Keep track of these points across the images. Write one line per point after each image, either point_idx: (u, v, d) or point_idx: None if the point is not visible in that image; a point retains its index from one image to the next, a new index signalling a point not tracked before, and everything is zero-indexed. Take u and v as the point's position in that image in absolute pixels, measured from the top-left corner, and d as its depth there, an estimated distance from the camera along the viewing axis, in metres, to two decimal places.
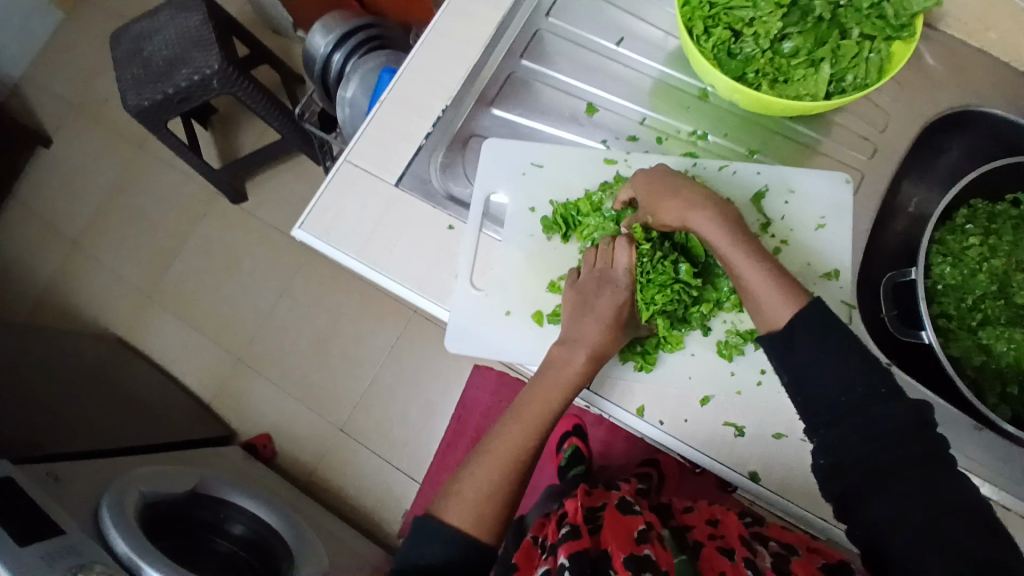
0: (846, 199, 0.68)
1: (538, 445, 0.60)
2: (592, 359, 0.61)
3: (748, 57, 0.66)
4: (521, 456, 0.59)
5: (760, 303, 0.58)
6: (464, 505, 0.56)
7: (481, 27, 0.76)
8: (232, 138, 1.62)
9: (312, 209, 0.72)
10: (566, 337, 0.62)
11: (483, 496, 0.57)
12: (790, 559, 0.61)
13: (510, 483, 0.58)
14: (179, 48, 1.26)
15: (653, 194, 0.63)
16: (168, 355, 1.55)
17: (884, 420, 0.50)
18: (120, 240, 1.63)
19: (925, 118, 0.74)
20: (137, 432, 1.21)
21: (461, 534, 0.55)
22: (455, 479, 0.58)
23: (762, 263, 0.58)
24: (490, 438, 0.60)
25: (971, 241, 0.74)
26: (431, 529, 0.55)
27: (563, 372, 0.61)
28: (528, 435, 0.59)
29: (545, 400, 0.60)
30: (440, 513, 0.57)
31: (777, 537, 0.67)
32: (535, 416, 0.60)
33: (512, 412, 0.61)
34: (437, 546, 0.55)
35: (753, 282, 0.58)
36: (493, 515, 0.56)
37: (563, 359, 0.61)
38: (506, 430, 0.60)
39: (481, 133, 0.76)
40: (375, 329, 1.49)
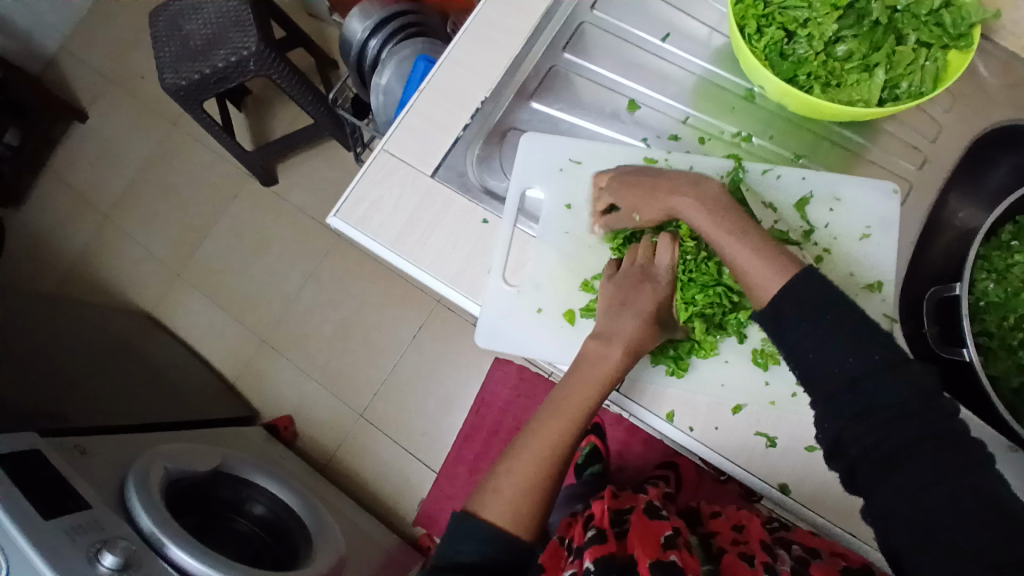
0: (892, 211, 0.66)
1: (573, 441, 0.59)
2: (628, 354, 0.59)
3: (800, 58, 0.64)
4: (558, 453, 0.58)
5: (750, 282, 0.56)
6: (502, 503, 0.56)
7: (526, 18, 0.76)
8: (265, 121, 1.64)
9: (348, 198, 0.72)
10: (603, 331, 0.61)
11: (518, 493, 0.56)
12: (811, 563, 0.61)
13: (546, 480, 0.57)
14: (218, 28, 1.27)
15: (631, 195, 0.64)
16: (195, 332, 1.58)
17: (891, 395, 0.49)
18: (153, 217, 1.66)
19: (978, 129, 0.71)
20: (162, 408, 1.23)
21: (500, 533, 0.55)
22: (491, 475, 0.58)
23: (745, 240, 0.57)
24: (525, 433, 0.59)
25: (1016, 258, 0.71)
26: (468, 527, 0.55)
27: (600, 367, 0.59)
28: (564, 431, 0.58)
29: (582, 395, 0.59)
30: (476, 510, 0.56)
31: (802, 541, 0.66)
32: (572, 412, 0.59)
33: (548, 406, 0.60)
34: (474, 545, 0.55)
35: (739, 261, 0.56)
36: (531, 512, 0.56)
37: (599, 353, 0.60)
38: (543, 425, 0.59)
39: (519, 126, 0.75)
40: (398, 317, 1.50)
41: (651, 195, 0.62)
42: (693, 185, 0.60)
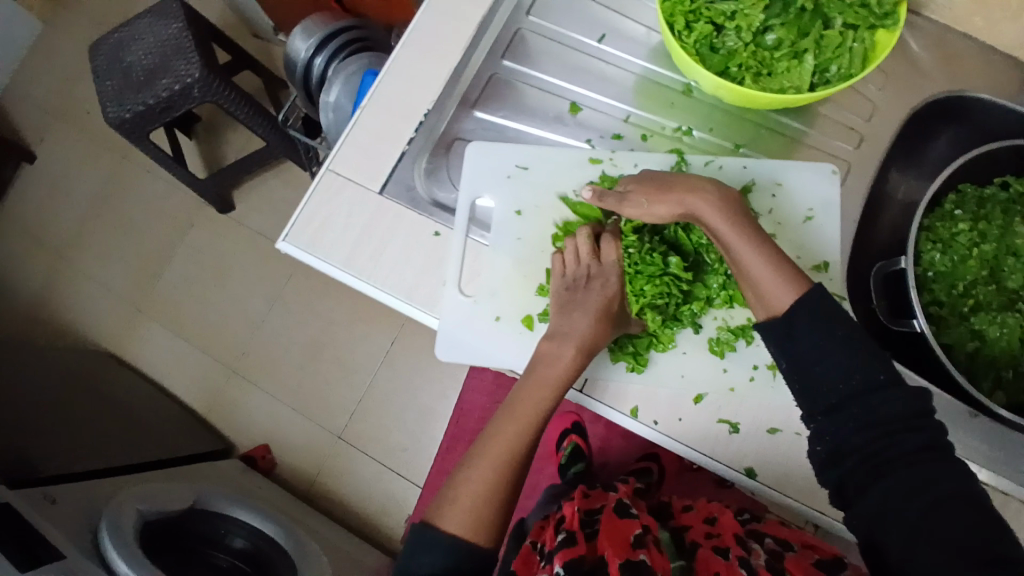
0: (832, 192, 0.68)
1: (532, 443, 0.59)
2: (581, 351, 0.60)
3: (730, 50, 0.65)
4: (514, 456, 0.57)
5: (762, 289, 0.57)
6: (461, 510, 0.55)
7: (463, 27, 0.75)
8: (218, 146, 1.61)
9: (296, 221, 0.71)
10: (556, 331, 0.62)
11: (475, 499, 0.55)
12: (785, 556, 0.64)
13: (503, 484, 0.56)
14: (160, 57, 1.25)
15: (651, 187, 0.62)
16: (161, 367, 1.54)
17: (844, 383, 0.53)
18: (108, 253, 1.62)
19: (912, 105, 0.73)
20: (132, 448, 1.20)
21: (460, 540, 0.54)
22: (451, 483, 0.57)
23: (760, 247, 0.57)
24: (483, 440, 0.59)
25: (960, 227, 0.72)
26: (428, 537, 0.54)
27: (554, 367, 0.60)
28: (522, 433, 0.58)
29: (537, 396, 0.59)
30: (436, 520, 0.55)
31: (772, 533, 0.69)
32: (528, 413, 0.59)
33: (504, 410, 0.60)
34: (435, 555, 0.54)
35: (754, 268, 0.57)
36: (492, 517, 0.55)
37: (552, 354, 0.60)
38: (500, 429, 0.59)
39: (464, 136, 0.75)
40: (369, 334, 1.48)
41: (672, 189, 0.61)
42: (718, 186, 0.60)
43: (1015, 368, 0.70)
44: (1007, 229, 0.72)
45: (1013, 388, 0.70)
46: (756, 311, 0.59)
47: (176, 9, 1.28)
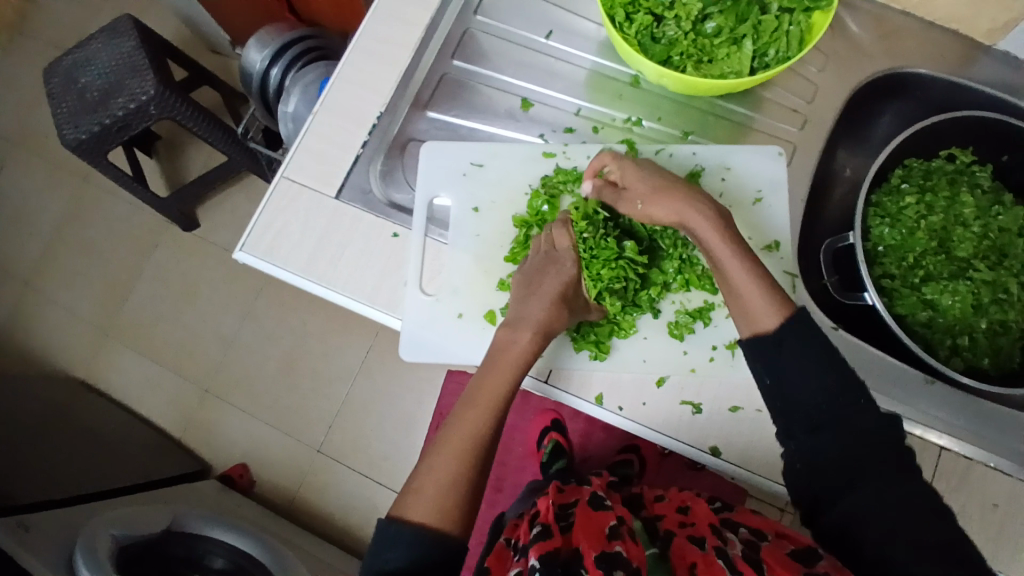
0: (780, 173, 0.71)
1: (495, 427, 0.59)
2: (537, 336, 0.61)
3: (671, 40, 0.67)
4: (478, 441, 0.57)
5: (750, 309, 0.58)
6: (426, 502, 0.55)
7: (411, 29, 0.76)
8: (180, 164, 1.59)
9: (252, 230, 0.70)
10: (513, 318, 0.63)
11: (440, 488, 0.55)
12: (759, 546, 0.60)
13: (468, 470, 0.56)
14: (113, 76, 1.23)
15: (654, 187, 0.62)
16: (132, 391, 1.51)
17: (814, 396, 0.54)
18: (73, 278, 1.58)
19: (853, 85, 0.75)
20: (105, 473, 1.18)
21: (425, 531, 0.53)
22: (414, 476, 0.57)
23: (754, 274, 0.58)
24: (445, 428, 0.59)
25: (907, 201, 0.75)
26: (393, 532, 0.53)
27: (511, 352, 0.61)
28: (483, 417, 0.58)
29: (496, 382, 0.60)
30: (402, 513, 0.55)
31: (748, 523, 0.66)
32: (489, 400, 0.59)
33: (465, 399, 0.60)
34: (400, 550, 0.53)
35: (743, 288, 0.58)
36: (457, 507, 0.55)
37: (510, 339, 0.62)
38: (461, 416, 0.59)
39: (419, 137, 0.75)
40: (343, 345, 1.47)
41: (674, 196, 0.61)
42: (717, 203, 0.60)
43: (969, 335, 0.72)
44: (953, 201, 0.74)
45: (970, 354, 0.72)
46: (739, 327, 0.60)
47: (129, 26, 1.26)
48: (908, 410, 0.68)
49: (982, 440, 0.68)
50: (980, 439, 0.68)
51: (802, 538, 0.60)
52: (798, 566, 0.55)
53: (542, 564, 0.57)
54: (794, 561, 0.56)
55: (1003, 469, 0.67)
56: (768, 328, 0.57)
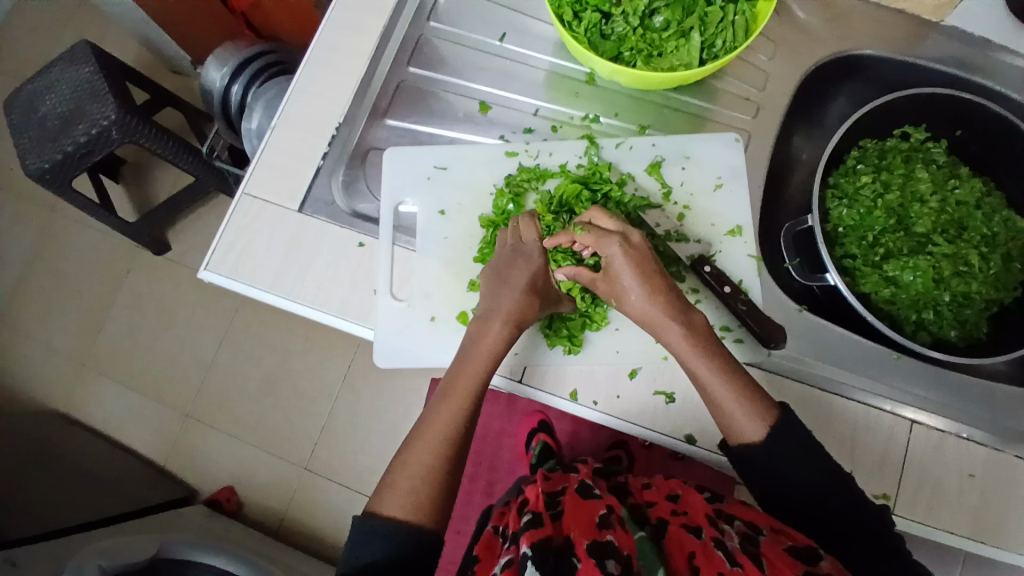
0: (738, 160, 0.72)
1: (468, 421, 0.60)
2: (510, 325, 0.62)
3: (620, 36, 0.68)
4: (452, 435, 0.59)
5: (733, 422, 0.59)
6: (401, 496, 0.55)
7: (364, 38, 0.76)
8: (147, 188, 1.57)
9: (216, 248, 0.70)
10: (486, 310, 0.63)
11: (416, 483, 0.56)
12: (758, 540, 0.59)
13: (443, 464, 0.57)
14: (72, 102, 1.21)
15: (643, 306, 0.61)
16: (113, 421, 1.49)
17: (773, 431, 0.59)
18: (46, 310, 1.56)
19: (804, 71, 0.76)
20: (88, 505, 1.16)
21: (401, 525, 0.54)
22: (390, 471, 0.57)
23: (734, 389, 0.59)
24: (419, 424, 0.60)
25: (863, 180, 0.76)
26: (370, 528, 0.54)
27: (482, 343, 0.62)
28: (456, 412, 0.59)
29: (468, 375, 0.61)
30: (378, 509, 0.55)
31: (742, 515, 0.65)
32: (462, 394, 0.60)
33: (438, 395, 0.61)
34: (376, 545, 0.53)
35: (726, 403, 0.59)
36: (433, 500, 0.56)
37: (482, 331, 0.62)
38: (434, 413, 0.60)
39: (379, 145, 0.76)
40: (324, 361, 1.46)
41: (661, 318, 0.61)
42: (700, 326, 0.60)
43: (934, 308, 0.73)
44: (909, 177, 0.76)
45: (935, 327, 0.73)
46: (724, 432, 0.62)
47: (85, 51, 1.24)
48: (880, 386, 0.69)
49: (952, 413, 0.69)
50: (952, 411, 0.69)
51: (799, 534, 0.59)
52: (800, 564, 0.55)
53: (534, 552, 0.57)
54: (792, 556, 0.56)
55: (977, 438, 0.68)
56: (751, 441, 0.59)
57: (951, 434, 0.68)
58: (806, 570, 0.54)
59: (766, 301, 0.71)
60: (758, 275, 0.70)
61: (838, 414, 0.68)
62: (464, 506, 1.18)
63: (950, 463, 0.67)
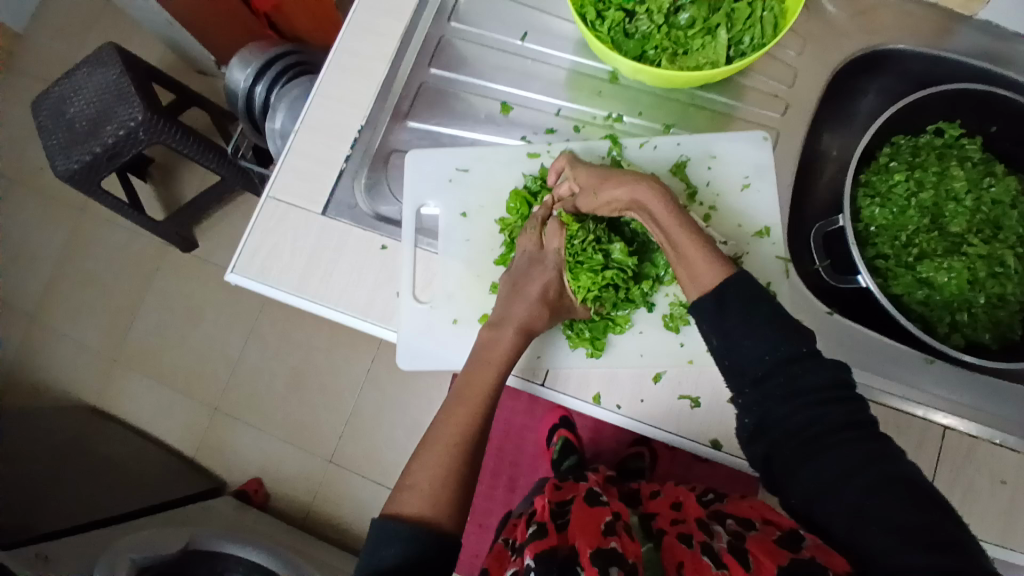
0: (765, 159, 0.71)
1: (484, 424, 0.60)
2: (520, 334, 0.63)
3: (644, 34, 0.67)
4: (468, 436, 0.59)
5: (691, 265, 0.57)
6: (420, 496, 0.55)
7: (387, 41, 0.76)
8: (175, 187, 1.60)
9: (242, 252, 0.71)
10: (497, 318, 0.64)
11: (434, 483, 0.56)
12: (746, 536, 0.58)
13: (460, 464, 0.57)
14: (101, 104, 1.23)
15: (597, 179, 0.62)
16: (145, 415, 1.53)
17: (760, 354, 0.53)
18: (80, 307, 1.60)
19: (833, 66, 0.74)
20: (121, 499, 1.19)
21: (420, 525, 0.54)
22: (407, 473, 0.58)
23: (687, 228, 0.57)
24: (434, 426, 0.60)
25: (896, 178, 0.74)
26: (389, 530, 0.54)
27: (495, 349, 0.62)
28: (472, 414, 0.60)
29: (483, 377, 0.61)
30: (396, 510, 0.55)
31: (736, 513, 0.64)
32: (477, 396, 0.61)
33: (454, 396, 0.61)
34: (396, 546, 0.53)
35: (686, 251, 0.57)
36: (452, 498, 0.56)
37: (493, 339, 0.63)
38: (450, 415, 0.60)
39: (402, 148, 0.76)
40: (348, 357, 1.48)
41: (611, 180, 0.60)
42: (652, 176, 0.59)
43: (968, 310, 0.71)
44: (943, 175, 0.73)
45: (970, 329, 0.71)
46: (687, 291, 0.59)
47: (112, 54, 1.26)
48: (910, 391, 0.68)
49: (984, 418, 0.67)
50: (986, 416, 0.67)
51: (785, 520, 0.59)
52: (784, 553, 0.53)
53: (537, 564, 0.57)
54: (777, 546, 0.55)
55: (1009, 444, 0.66)
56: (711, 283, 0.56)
57: (982, 440, 0.67)
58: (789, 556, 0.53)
59: (793, 304, 0.69)
60: (786, 277, 0.69)
61: None
62: (486, 501, 1.18)
63: (981, 466, 0.66)
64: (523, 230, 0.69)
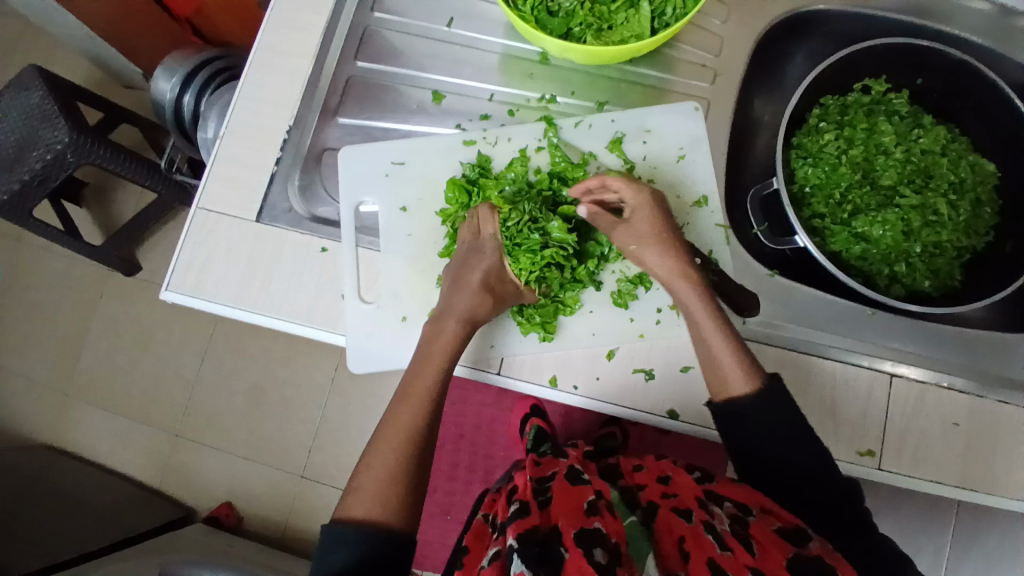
0: (699, 128, 0.71)
1: (431, 419, 0.60)
2: (464, 325, 0.62)
3: (568, 12, 0.66)
4: (414, 433, 0.58)
5: (724, 375, 0.61)
6: (366, 499, 0.55)
7: (308, 36, 0.73)
8: (111, 208, 1.53)
9: (175, 268, 0.68)
10: (441, 310, 0.64)
11: (381, 485, 0.55)
12: (748, 522, 0.58)
13: (408, 462, 0.57)
14: (23, 127, 1.16)
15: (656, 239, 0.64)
16: (101, 448, 1.47)
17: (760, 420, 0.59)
18: (21, 342, 1.52)
19: (758, 32, 0.75)
20: (82, 536, 1.15)
21: (370, 526, 0.53)
22: (354, 475, 0.57)
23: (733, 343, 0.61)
24: (380, 425, 0.59)
25: (827, 138, 0.75)
26: (336, 535, 0.53)
27: (439, 341, 0.62)
28: (418, 412, 0.59)
29: (425, 372, 0.61)
30: (344, 514, 0.55)
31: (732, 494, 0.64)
32: (420, 391, 0.60)
33: (399, 393, 0.61)
34: (344, 550, 0.52)
35: (720, 357, 0.61)
36: (400, 497, 0.55)
37: (436, 331, 0.62)
38: (396, 412, 0.59)
39: (333, 145, 0.74)
40: (309, 367, 1.44)
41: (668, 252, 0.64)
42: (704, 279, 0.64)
43: (906, 261, 0.72)
44: (872, 131, 0.75)
45: (909, 280, 0.73)
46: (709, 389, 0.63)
47: (29, 73, 1.18)
48: (857, 343, 0.69)
49: (928, 364, 0.69)
50: (933, 363, 0.69)
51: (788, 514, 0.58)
52: (790, 547, 0.54)
53: (520, 544, 0.56)
54: (782, 538, 0.55)
55: (957, 387, 0.68)
56: (740, 395, 0.60)
57: (935, 386, 0.68)
58: (794, 552, 0.53)
59: (737, 270, 0.71)
60: (727, 244, 0.70)
61: (817, 372, 0.68)
62: (463, 498, 1.17)
63: (933, 412, 0.67)
64: (465, 218, 0.68)
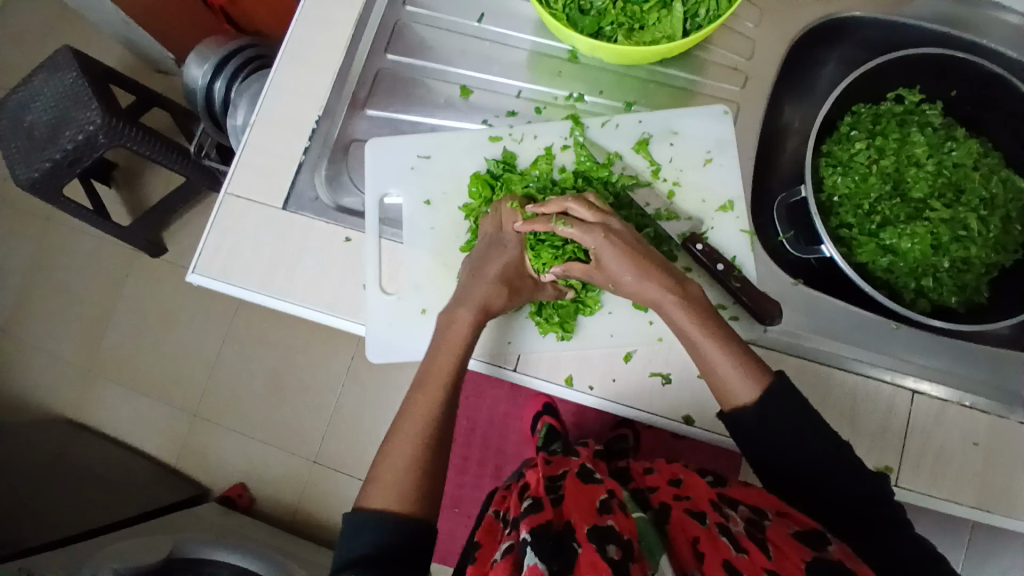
0: (727, 132, 0.71)
1: (449, 411, 0.60)
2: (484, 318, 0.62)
3: (599, 11, 0.66)
4: (433, 424, 0.59)
5: (727, 386, 0.58)
6: (386, 488, 0.55)
7: (341, 29, 0.74)
8: (140, 190, 1.56)
9: (202, 252, 0.69)
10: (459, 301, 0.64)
11: (399, 474, 0.56)
12: (762, 525, 0.58)
13: (426, 453, 0.57)
14: (59, 109, 1.19)
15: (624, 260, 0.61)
16: (122, 425, 1.50)
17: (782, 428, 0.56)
18: (49, 318, 1.56)
19: (791, 37, 0.74)
20: (102, 512, 1.17)
21: (388, 514, 0.54)
22: (376, 463, 0.57)
23: (720, 342, 0.58)
24: (401, 415, 0.60)
25: (857, 146, 0.74)
26: (358, 522, 0.54)
27: (457, 335, 0.62)
28: (436, 403, 0.59)
29: (445, 363, 0.61)
30: (365, 502, 0.55)
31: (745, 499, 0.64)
32: (440, 383, 0.60)
33: (417, 385, 0.61)
34: (366, 537, 0.53)
35: (721, 370, 0.58)
36: (417, 486, 0.56)
37: (452, 321, 0.63)
38: (417, 402, 0.60)
39: (361, 137, 0.75)
40: (327, 356, 1.46)
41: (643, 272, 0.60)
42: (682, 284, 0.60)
43: (934, 275, 0.71)
44: (904, 142, 0.73)
45: (935, 294, 0.72)
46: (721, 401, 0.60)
47: (67, 57, 1.20)
48: (879, 356, 0.68)
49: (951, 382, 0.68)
50: (956, 380, 0.68)
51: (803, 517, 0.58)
52: (807, 551, 0.54)
53: (533, 538, 0.56)
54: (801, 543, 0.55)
55: (981, 406, 0.67)
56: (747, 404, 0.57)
57: (958, 403, 0.66)
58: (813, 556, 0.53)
59: (761, 277, 0.70)
60: (751, 250, 0.69)
61: (839, 383, 0.67)
62: (475, 492, 1.18)
63: (954, 429, 0.66)
64: (487, 213, 0.69)
